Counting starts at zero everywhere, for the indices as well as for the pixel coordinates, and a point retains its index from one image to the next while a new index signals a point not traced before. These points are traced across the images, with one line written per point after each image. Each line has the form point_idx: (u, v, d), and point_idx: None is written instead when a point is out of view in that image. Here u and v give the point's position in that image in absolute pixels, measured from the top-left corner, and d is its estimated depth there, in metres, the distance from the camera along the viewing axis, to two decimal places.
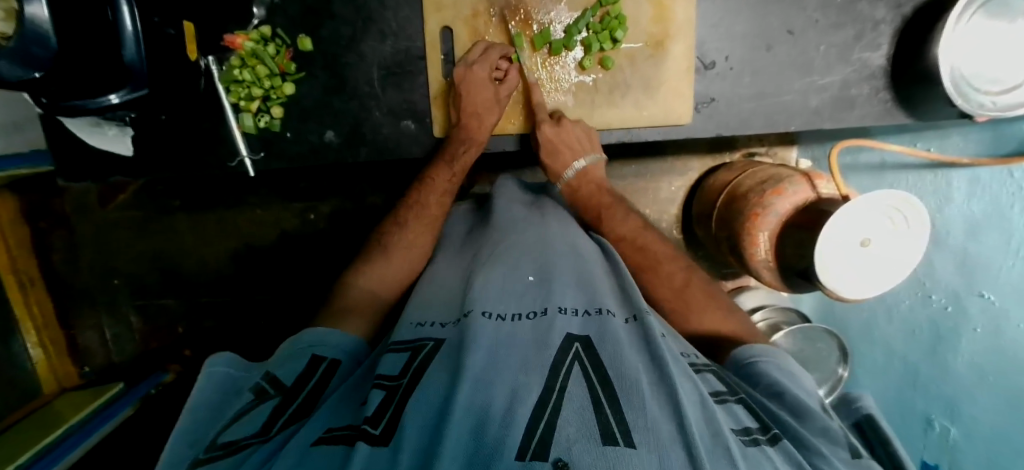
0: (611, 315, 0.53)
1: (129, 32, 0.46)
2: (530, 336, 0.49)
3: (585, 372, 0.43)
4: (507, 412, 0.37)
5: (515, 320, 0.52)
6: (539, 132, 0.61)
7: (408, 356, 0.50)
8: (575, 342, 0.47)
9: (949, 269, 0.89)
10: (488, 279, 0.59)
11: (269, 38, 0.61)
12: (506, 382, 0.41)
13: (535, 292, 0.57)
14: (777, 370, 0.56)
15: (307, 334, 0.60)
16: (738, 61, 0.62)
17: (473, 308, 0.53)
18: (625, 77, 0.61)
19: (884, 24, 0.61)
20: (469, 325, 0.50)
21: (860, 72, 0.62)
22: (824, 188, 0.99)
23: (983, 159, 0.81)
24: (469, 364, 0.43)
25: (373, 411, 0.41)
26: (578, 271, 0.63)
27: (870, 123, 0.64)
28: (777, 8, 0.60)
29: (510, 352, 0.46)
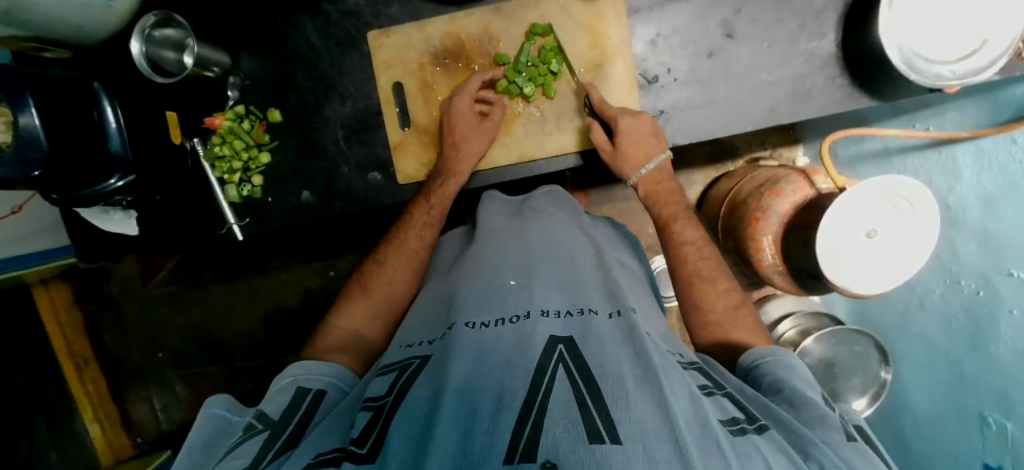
0: (594, 315, 0.54)
1: (113, 127, 0.54)
2: (513, 340, 0.48)
3: (567, 367, 0.43)
4: (495, 414, 0.38)
5: (498, 324, 0.52)
6: (619, 123, 0.59)
7: (395, 375, 0.51)
8: (558, 343, 0.47)
9: (973, 247, 0.83)
10: (469, 290, 0.59)
11: (244, 116, 0.67)
12: (493, 387, 0.41)
13: (516, 295, 0.56)
14: (779, 368, 0.57)
15: (290, 368, 0.61)
16: (682, 72, 0.62)
17: (457, 321, 0.53)
18: (569, 103, 0.63)
19: (826, 12, 0.60)
20: (453, 336, 0.50)
21: (810, 63, 0.61)
22: (824, 184, 0.91)
23: (983, 130, 0.77)
24: (453, 373, 0.43)
25: (359, 432, 0.43)
26: (564, 275, 0.62)
27: (832, 111, 0.62)
28: (711, 15, 0.61)
29: (492, 353, 0.46)
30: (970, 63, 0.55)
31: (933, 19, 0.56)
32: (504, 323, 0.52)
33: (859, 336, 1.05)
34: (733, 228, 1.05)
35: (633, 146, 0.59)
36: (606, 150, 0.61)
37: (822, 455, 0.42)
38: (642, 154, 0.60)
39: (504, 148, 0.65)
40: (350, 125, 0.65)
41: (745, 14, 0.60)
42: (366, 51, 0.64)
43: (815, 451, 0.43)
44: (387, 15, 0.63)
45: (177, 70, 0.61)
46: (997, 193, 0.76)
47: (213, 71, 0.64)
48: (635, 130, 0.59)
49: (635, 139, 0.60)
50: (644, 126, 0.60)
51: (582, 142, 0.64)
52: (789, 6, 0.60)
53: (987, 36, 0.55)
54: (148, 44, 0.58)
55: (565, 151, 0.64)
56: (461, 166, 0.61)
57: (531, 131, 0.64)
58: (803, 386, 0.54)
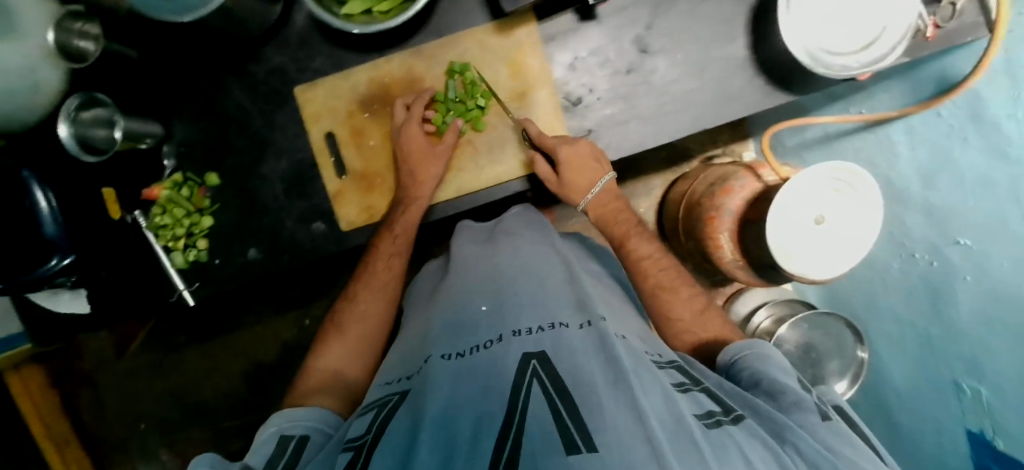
0: (564, 326, 0.50)
1: (45, 211, 0.52)
2: (489, 364, 0.45)
3: (543, 385, 0.40)
4: (474, 439, 0.37)
5: (472, 352, 0.48)
6: (558, 153, 0.60)
7: (375, 413, 0.46)
8: (531, 359, 0.44)
9: (921, 221, 0.85)
10: (441, 321, 0.56)
11: (183, 183, 0.68)
12: (470, 413, 0.40)
13: (488, 320, 0.53)
14: (752, 359, 0.55)
15: (277, 416, 0.52)
16: (604, 91, 0.64)
17: (433, 353, 0.50)
18: (498, 132, 0.65)
19: (735, 18, 0.62)
20: (429, 370, 0.46)
21: (727, 67, 0.63)
22: (770, 177, 0.95)
23: (910, 108, 0.79)
24: (431, 405, 0.40)
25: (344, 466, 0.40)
26: (536, 295, 0.56)
27: (755, 110, 0.64)
28: (625, 33, 0.62)
29: (469, 379, 0.43)
30: (873, 52, 0.56)
31: (829, 18, 0.58)
32: (479, 348, 0.48)
33: (828, 317, 1.07)
34: (692, 228, 1.07)
35: (577, 176, 0.62)
36: (552, 181, 0.64)
37: (798, 437, 0.41)
38: (585, 181, 0.62)
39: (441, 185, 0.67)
40: (287, 177, 0.67)
41: (658, 29, 0.63)
42: (296, 106, 0.66)
43: (790, 433, 0.41)
44: (311, 69, 0.66)
45: (110, 146, 0.59)
46: (933, 166, 0.78)
47: (146, 141, 0.65)
48: (577, 157, 0.61)
49: (579, 166, 0.62)
50: (585, 152, 0.61)
51: (529, 169, 0.65)
52: (698, 17, 0.62)
53: (885, 26, 0.56)
54: (75, 125, 0.55)
55: (503, 180, 0.66)
56: (420, 192, 0.63)
57: (468, 162, 0.66)
58: (779, 374, 0.51)
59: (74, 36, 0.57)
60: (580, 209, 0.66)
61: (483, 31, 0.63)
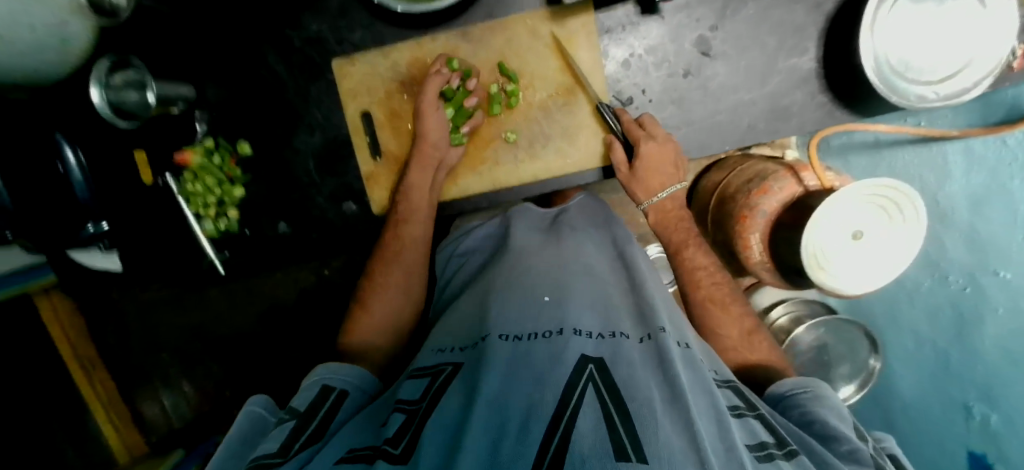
0: (625, 337, 0.46)
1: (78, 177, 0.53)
2: (544, 356, 0.42)
3: (599, 390, 0.37)
4: (523, 424, 0.34)
5: (531, 338, 0.45)
6: (638, 148, 0.56)
7: (429, 380, 0.46)
8: (588, 363, 0.40)
9: (960, 248, 0.81)
10: (501, 299, 0.54)
11: (213, 150, 0.68)
12: (523, 398, 0.37)
13: (549, 313, 0.48)
14: (810, 400, 0.51)
15: (324, 366, 0.53)
16: (657, 92, 0.60)
17: (490, 332, 0.47)
18: (541, 127, 0.61)
19: (808, 28, 0.57)
20: (486, 348, 0.45)
21: (789, 79, 0.59)
22: (811, 183, 0.86)
23: (973, 130, 0.74)
24: (486, 383, 0.39)
25: (394, 432, 0.40)
26: (599, 296, 0.53)
27: (812, 129, 0.60)
28: (683, 33, 0.58)
29: (524, 367, 0.41)
30: (953, 84, 0.52)
31: (914, 38, 0.53)
32: (536, 337, 0.45)
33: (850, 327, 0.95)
34: (721, 223, 0.99)
35: (652, 174, 0.57)
36: (623, 170, 0.59)
37: None
38: (658, 181, 0.57)
39: (476, 176, 0.64)
40: (319, 153, 0.66)
41: (723, 31, 0.58)
42: (331, 79, 0.64)
43: None
44: (350, 42, 0.63)
45: (143, 112, 0.57)
46: (985, 194, 0.75)
47: (178, 105, 0.63)
48: (658, 156, 0.56)
49: (656, 167, 0.57)
50: (667, 156, 0.57)
51: (607, 159, 0.61)
52: (768, 21, 0.58)
53: (971, 57, 0.52)
54: (109, 88, 0.53)
55: (535, 179, 0.63)
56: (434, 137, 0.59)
57: (523, 153, 0.62)
58: (832, 418, 0.48)
59: None
60: (641, 209, 0.59)
61: (535, 16, 0.59)
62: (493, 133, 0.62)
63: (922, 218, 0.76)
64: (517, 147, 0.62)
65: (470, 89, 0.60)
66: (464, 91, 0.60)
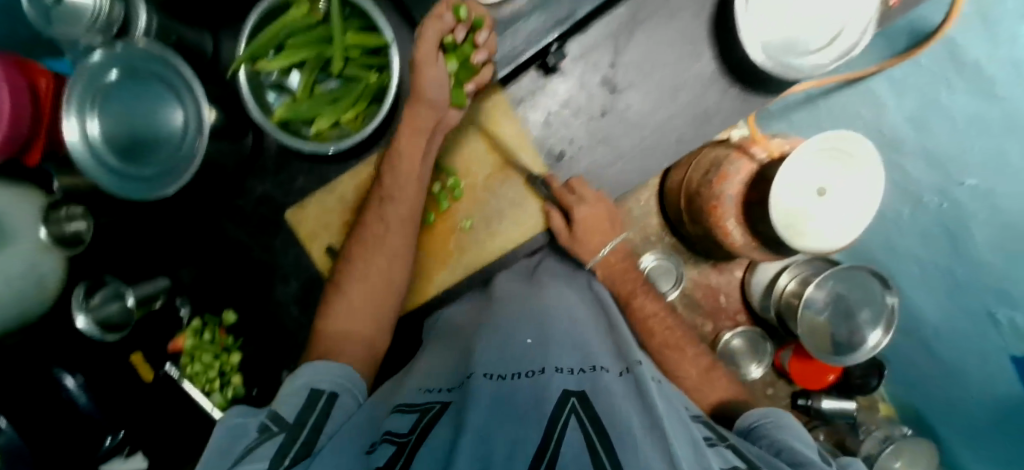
0: (604, 369, 0.44)
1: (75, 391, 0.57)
2: (527, 396, 0.40)
3: (582, 422, 0.35)
4: (509, 459, 0.33)
5: (515, 378, 0.44)
6: (573, 214, 0.60)
7: (418, 415, 0.43)
8: (570, 396, 0.39)
9: (920, 167, 0.84)
10: (482, 342, 0.53)
11: (203, 327, 0.68)
12: (508, 433, 0.36)
13: (531, 353, 0.48)
14: (778, 428, 0.48)
15: (306, 369, 0.49)
16: (583, 138, 0.63)
17: (475, 371, 0.46)
18: (491, 206, 0.64)
19: (698, 35, 0.61)
20: (470, 389, 0.43)
21: (698, 84, 0.62)
22: (762, 155, 0.90)
23: (887, 63, 0.78)
24: (472, 418, 0.38)
25: (385, 460, 0.37)
26: (581, 333, 0.52)
27: (735, 121, 0.63)
28: (588, 81, 0.62)
29: (509, 403, 0.40)
30: (842, 42, 0.55)
31: (787, 17, 0.58)
32: (519, 377, 0.44)
33: (855, 271, 0.95)
34: (697, 216, 1.01)
35: (592, 233, 0.61)
36: (562, 232, 0.63)
37: None
38: (596, 240, 0.62)
39: (447, 269, 0.65)
40: (299, 297, 0.68)
41: (622, 65, 0.61)
42: (288, 227, 0.67)
43: None
44: (296, 188, 0.67)
45: (128, 318, 0.61)
46: (922, 113, 0.78)
47: (158, 299, 0.66)
48: (592, 215, 0.61)
49: (593, 224, 0.61)
50: (601, 214, 0.61)
51: (547, 221, 0.64)
52: (659, 44, 0.61)
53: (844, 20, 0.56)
54: (90, 310, 0.59)
55: (504, 253, 0.65)
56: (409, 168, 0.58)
57: (482, 233, 0.65)
58: (798, 443, 0.45)
59: (64, 222, 0.57)
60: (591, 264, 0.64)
61: None
62: (448, 226, 0.65)
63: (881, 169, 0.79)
64: (477, 233, 0.65)
65: (478, 43, 0.53)
66: (471, 45, 0.54)
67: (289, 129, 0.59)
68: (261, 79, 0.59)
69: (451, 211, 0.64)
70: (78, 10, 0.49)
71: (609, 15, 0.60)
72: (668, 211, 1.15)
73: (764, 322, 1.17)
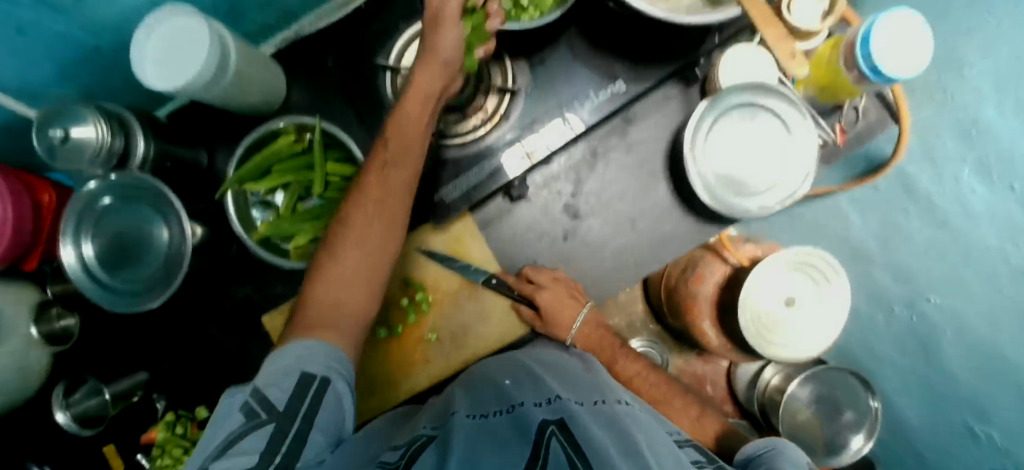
0: (577, 402, 0.47)
1: None
2: (507, 431, 0.42)
3: (564, 442, 0.38)
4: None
5: (494, 415, 0.47)
6: (537, 300, 0.62)
7: (412, 447, 0.42)
8: (549, 424, 0.41)
9: (887, 278, 0.85)
10: (463, 391, 0.55)
11: (175, 420, 0.68)
12: (495, 457, 0.37)
13: (507, 395, 0.51)
14: (778, 452, 0.48)
15: (292, 346, 0.43)
16: (547, 258, 0.67)
17: (456, 412, 0.49)
18: (457, 320, 0.67)
19: (655, 169, 0.66)
20: (451, 425, 0.45)
21: (656, 212, 0.66)
22: (733, 261, 0.93)
23: (848, 184, 0.80)
24: (457, 445, 0.39)
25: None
26: (558, 376, 0.55)
27: (692, 247, 0.67)
28: (552, 208, 0.66)
29: (493, 438, 0.41)
30: (783, 187, 0.59)
31: (742, 146, 0.61)
32: (495, 414, 0.47)
33: (837, 372, 0.94)
34: (676, 311, 1.03)
35: (559, 313, 0.62)
36: (536, 323, 0.66)
37: None
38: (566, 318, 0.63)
39: (414, 377, 0.67)
40: None
41: (584, 194, 0.66)
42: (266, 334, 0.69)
43: None
44: (275, 294, 0.68)
45: (104, 411, 0.64)
46: (884, 231, 0.82)
47: (137, 393, 0.69)
48: (558, 301, 0.62)
49: (559, 307, 0.63)
50: (563, 294, 0.63)
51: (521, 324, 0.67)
52: (618, 176, 0.66)
53: (788, 165, 0.60)
54: (70, 407, 0.62)
55: (470, 361, 0.67)
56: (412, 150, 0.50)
57: (449, 339, 0.67)
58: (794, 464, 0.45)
59: (57, 319, 0.63)
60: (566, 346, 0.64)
61: (423, 230, 0.66)
62: (416, 336, 0.68)
63: (845, 285, 0.83)
64: (447, 340, 0.67)
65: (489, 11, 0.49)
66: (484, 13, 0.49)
67: (270, 245, 0.64)
68: (248, 198, 0.65)
69: (418, 321, 0.67)
70: (81, 144, 0.52)
71: (569, 151, 0.66)
72: (651, 299, 1.18)
73: (751, 418, 1.12)
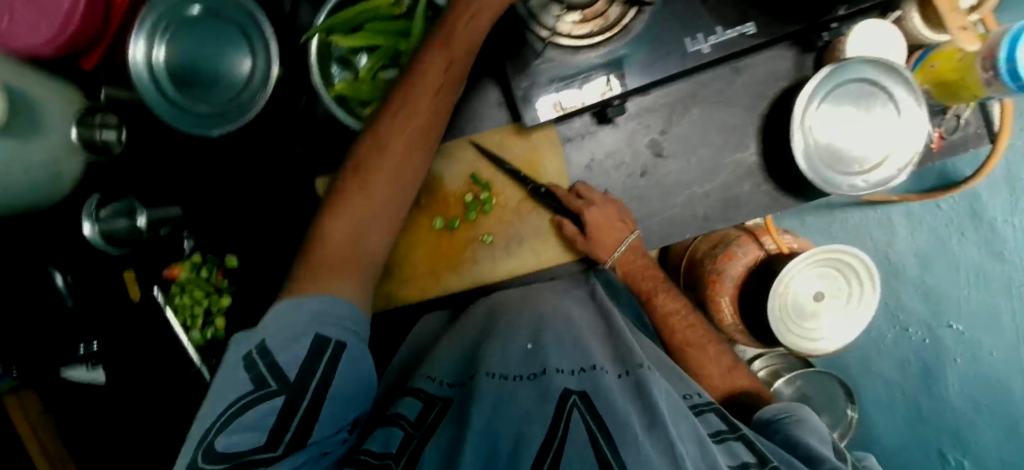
0: (602, 370, 0.43)
1: None
2: (527, 403, 0.40)
3: (584, 417, 0.36)
4: (512, 458, 0.34)
5: (517, 379, 0.44)
6: (585, 216, 0.60)
7: (425, 405, 0.47)
8: (571, 393, 0.39)
9: (915, 299, 0.87)
10: (484, 342, 0.53)
11: (201, 263, 0.66)
12: (512, 432, 0.37)
13: (531, 358, 0.47)
14: (799, 425, 0.50)
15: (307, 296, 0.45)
16: (620, 189, 0.65)
17: (478, 370, 0.47)
18: (514, 227, 0.65)
19: (746, 127, 0.65)
20: (475, 386, 0.44)
21: (736, 172, 0.65)
22: (770, 247, 0.91)
23: (911, 196, 0.80)
24: (474, 421, 0.39)
25: (396, 447, 0.40)
26: (574, 329, 0.51)
27: (762, 214, 0.66)
28: (639, 138, 0.64)
29: (512, 408, 0.39)
30: (878, 173, 0.59)
31: (846, 125, 0.60)
32: (520, 379, 0.44)
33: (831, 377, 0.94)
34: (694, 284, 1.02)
35: (604, 238, 0.61)
36: (581, 239, 0.63)
37: None
38: (611, 240, 0.61)
39: (457, 275, 0.66)
40: None
41: (671, 134, 0.64)
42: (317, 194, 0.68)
43: None
44: None
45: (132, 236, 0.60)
46: (931, 251, 0.83)
47: (165, 226, 0.65)
48: (603, 219, 0.61)
49: (607, 228, 0.61)
50: (612, 215, 0.61)
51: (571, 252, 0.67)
52: (710, 125, 0.64)
53: (888, 152, 0.59)
54: (99, 221, 0.59)
55: (517, 272, 0.66)
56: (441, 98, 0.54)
57: (500, 244, 0.66)
58: (814, 439, 0.47)
59: (97, 131, 0.57)
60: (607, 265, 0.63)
61: (502, 133, 0.65)
62: (467, 238, 0.66)
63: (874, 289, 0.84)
64: (500, 245, 0.66)
65: None
66: None
67: (344, 105, 0.60)
68: (331, 50, 0.61)
69: (472, 221, 0.66)
70: None
71: (668, 88, 0.64)
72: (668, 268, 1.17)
73: None
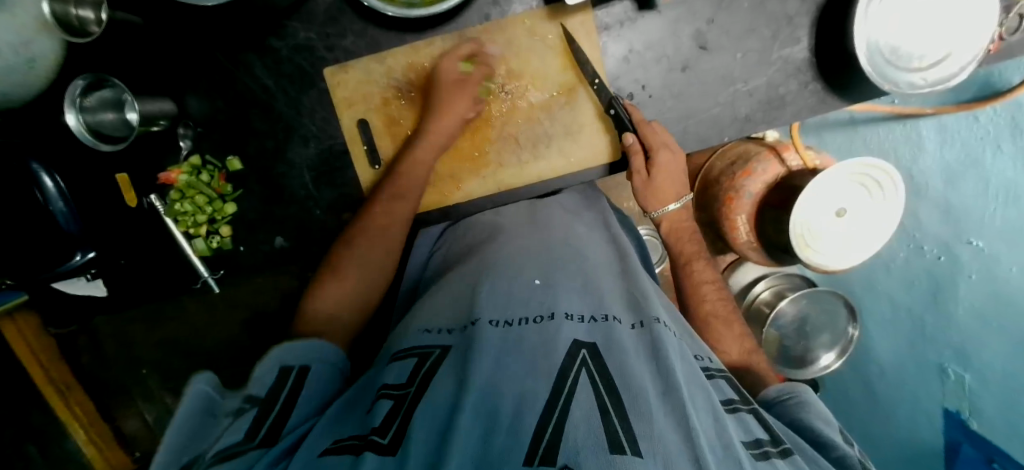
0: (616, 321, 0.40)
1: (51, 187, 0.49)
2: (536, 348, 0.36)
3: (592, 377, 0.32)
4: (516, 416, 0.30)
5: (521, 324, 0.40)
6: (654, 155, 0.58)
7: (417, 362, 0.39)
8: (581, 348, 0.36)
9: (934, 218, 0.76)
10: (489, 282, 0.47)
11: (201, 167, 0.61)
12: (516, 386, 0.33)
13: (539, 296, 0.43)
14: (806, 407, 0.46)
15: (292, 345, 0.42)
16: (657, 87, 0.61)
17: (480, 316, 0.41)
18: (545, 128, 0.62)
19: (799, 17, 0.59)
20: (476, 335, 0.39)
21: (783, 70, 0.60)
22: (793, 163, 0.81)
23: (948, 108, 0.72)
24: (474, 376, 0.33)
25: (383, 420, 0.33)
26: (587, 273, 0.48)
27: (806, 116, 0.62)
28: (683, 24, 0.59)
29: (513, 357, 0.35)
30: (937, 71, 0.53)
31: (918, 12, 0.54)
32: (526, 323, 0.40)
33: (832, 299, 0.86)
34: (704, 205, 0.91)
35: (664, 180, 0.59)
36: (639, 177, 0.59)
37: None
38: (667, 189, 0.60)
39: (481, 179, 0.64)
40: (316, 165, 0.63)
41: (719, 23, 0.59)
42: (324, 89, 0.61)
43: None
44: (342, 47, 0.60)
45: (123, 132, 0.53)
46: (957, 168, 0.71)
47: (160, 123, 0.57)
48: (668, 165, 0.58)
49: (667, 176, 0.60)
50: (679, 166, 0.59)
51: (609, 157, 0.63)
52: (762, 10, 0.58)
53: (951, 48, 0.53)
54: (84, 112, 0.50)
55: (543, 175, 0.64)
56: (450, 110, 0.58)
57: (528, 143, 0.63)
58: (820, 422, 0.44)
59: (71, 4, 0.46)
60: (651, 217, 0.62)
61: (534, 15, 0.59)
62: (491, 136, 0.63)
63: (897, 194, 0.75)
64: (528, 144, 0.63)
65: None
66: None
67: None
68: None
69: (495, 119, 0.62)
70: None
71: None
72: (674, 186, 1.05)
73: None
